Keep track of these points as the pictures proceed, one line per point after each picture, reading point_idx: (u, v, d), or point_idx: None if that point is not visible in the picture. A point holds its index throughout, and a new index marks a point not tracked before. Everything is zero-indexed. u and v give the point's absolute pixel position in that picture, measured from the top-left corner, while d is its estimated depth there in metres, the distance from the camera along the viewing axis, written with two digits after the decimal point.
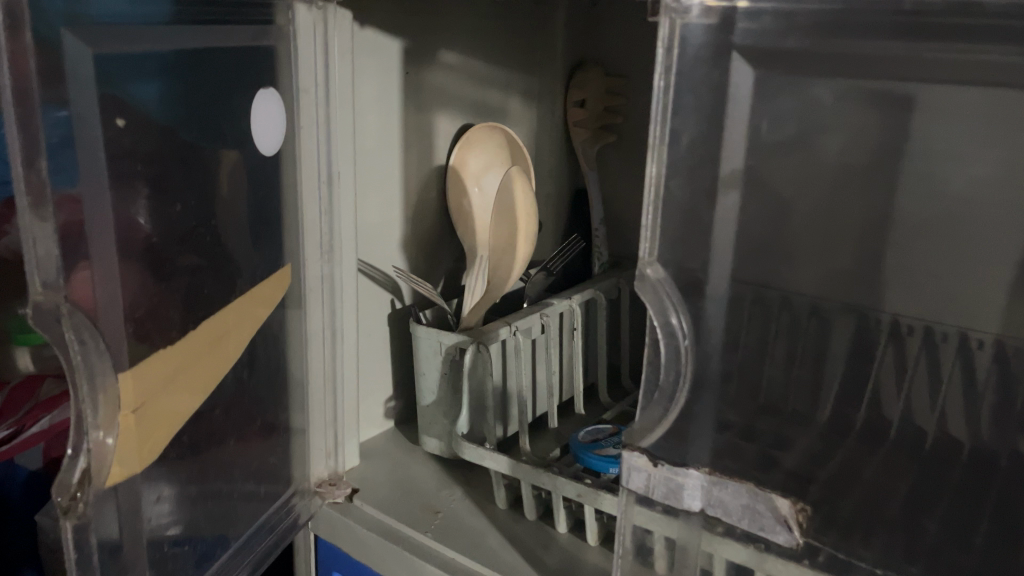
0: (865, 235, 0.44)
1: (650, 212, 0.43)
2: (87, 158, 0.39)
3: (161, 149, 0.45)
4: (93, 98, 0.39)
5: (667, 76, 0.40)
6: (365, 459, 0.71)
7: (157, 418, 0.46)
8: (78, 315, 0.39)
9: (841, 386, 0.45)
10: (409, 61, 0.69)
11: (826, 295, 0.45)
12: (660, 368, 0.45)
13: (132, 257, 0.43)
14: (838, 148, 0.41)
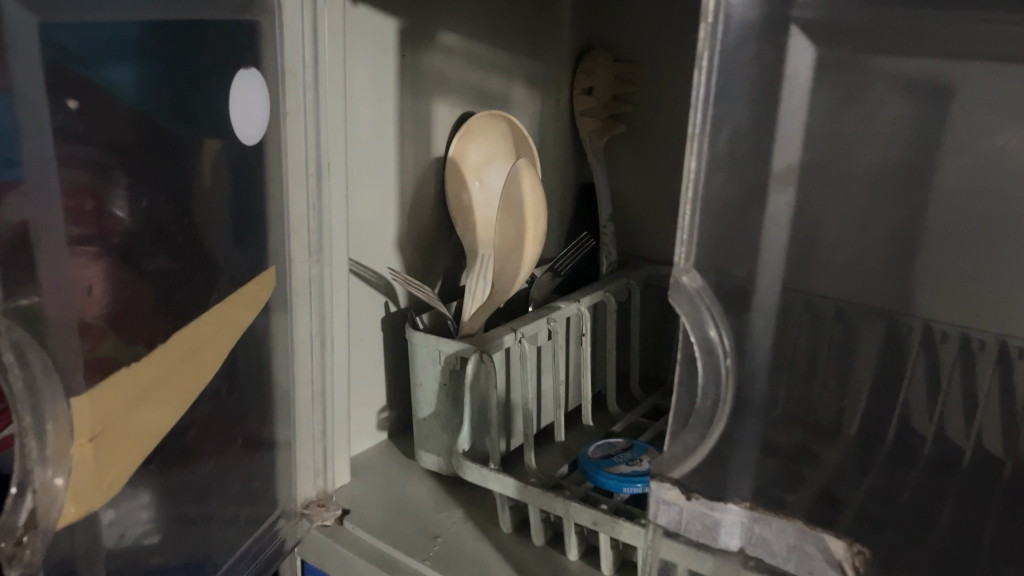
0: (894, 248, 0.37)
1: (688, 210, 0.37)
2: (31, 143, 0.33)
3: (126, 135, 0.40)
4: (36, 75, 0.33)
5: (711, 56, 0.35)
6: (357, 475, 0.66)
7: (122, 445, 0.40)
8: (19, 331, 0.33)
9: (879, 409, 0.39)
10: (406, 43, 0.63)
11: (857, 306, 0.38)
12: (697, 390, 0.39)
13: (88, 260, 0.37)
14: (875, 139, 0.35)
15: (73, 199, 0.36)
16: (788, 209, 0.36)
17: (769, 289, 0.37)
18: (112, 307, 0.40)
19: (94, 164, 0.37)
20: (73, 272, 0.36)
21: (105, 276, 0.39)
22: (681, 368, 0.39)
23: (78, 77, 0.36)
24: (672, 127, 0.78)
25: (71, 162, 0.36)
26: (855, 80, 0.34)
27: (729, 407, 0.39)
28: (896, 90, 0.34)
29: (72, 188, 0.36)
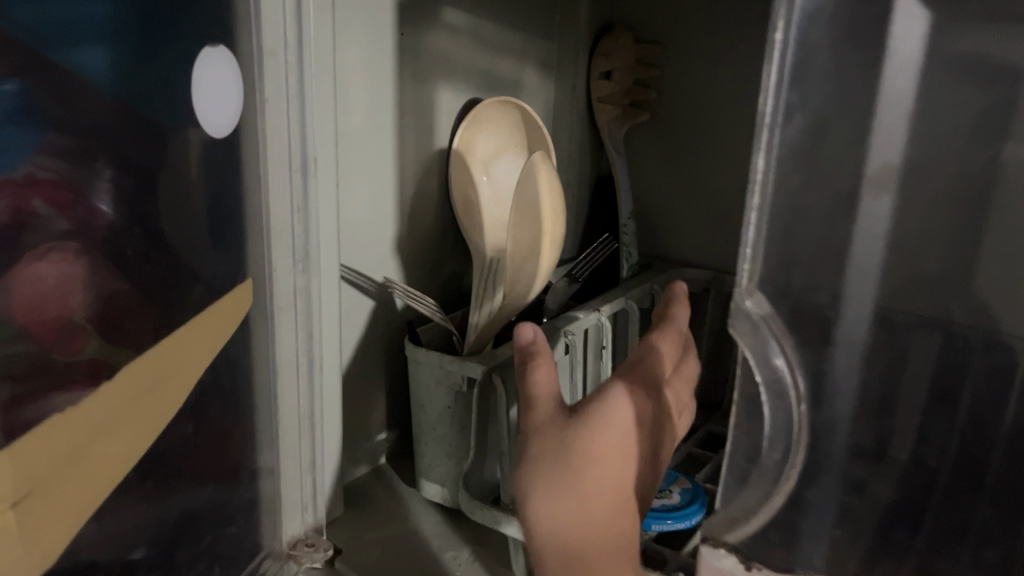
0: (962, 253, 0.29)
1: (755, 218, 0.30)
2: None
3: (100, 125, 0.36)
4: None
5: (787, 27, 0.28)
6: (352, 508, 0.59)
7: (60, 509, 0.34)
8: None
9: (974, 475, 0.29)
10: (405, 20, 0.56)
11: (923, 347, 0.29)
12: (764, 441, 0.32)
13: (61, 261, 0.35)
14: (950, 131, 0.27)
15: (43, 200, 0.33)
16: (884, 221, 0.29)
17: (857, 321, 0.30)
18: (92, 310, 0.37)
19: (74, 156, 0.35)
20: (38, 273, 0.33)
21: (84, 274, 0.36)
22: (739, 412, 0.32)
23: (38, 65, 0.32)
24: (699, 116, 0.71)
25: (48, 156, 0.33)
26: (977, 62, 0.27)
27: (802, 463, 0.31)
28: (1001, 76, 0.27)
29: (44, 188, 0.33)
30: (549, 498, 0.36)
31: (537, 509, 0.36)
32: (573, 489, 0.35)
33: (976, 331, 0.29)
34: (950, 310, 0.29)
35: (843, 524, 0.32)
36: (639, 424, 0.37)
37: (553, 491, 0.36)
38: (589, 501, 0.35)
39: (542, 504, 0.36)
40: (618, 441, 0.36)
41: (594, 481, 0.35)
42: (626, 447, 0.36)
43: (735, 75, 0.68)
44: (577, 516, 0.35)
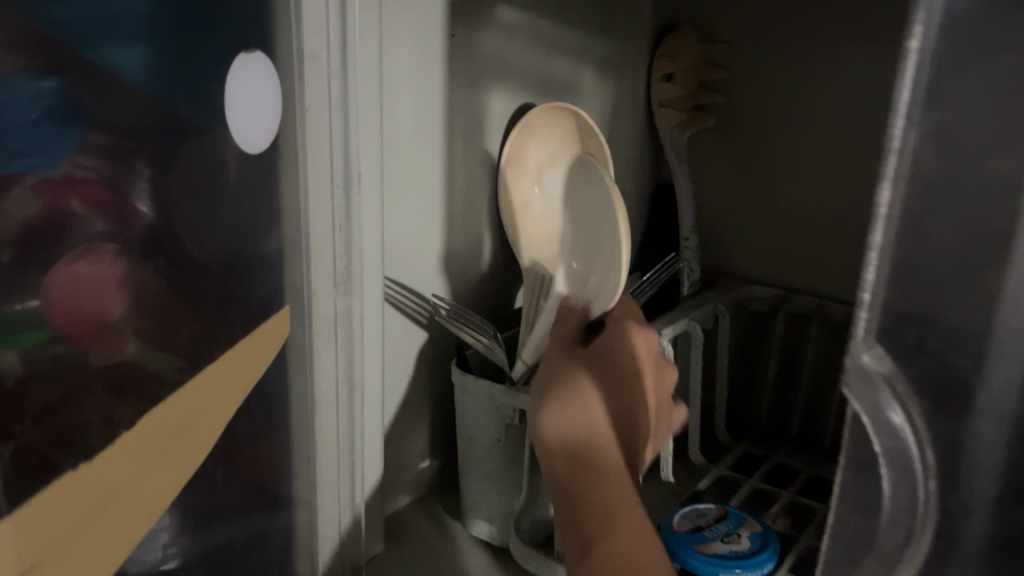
0: None
1: (875, 261, 0.25)
2: (30, 141, 0.31)
3: (144, 127, 0.35)
4: (18, 64, 0.30)
5: (926, 31, 0.23)
6: (394, 541, 0.55)
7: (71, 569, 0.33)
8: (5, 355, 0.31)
9: None
10: (456, 18, 0.52)
11: None
12: (881, 518, 0.27)
13: (99, 263, 0.34)
14: None
15: (80, 200, 0.33)
16: None
17: (1006, 385, 0.24)
18: (135, 315, 0.36)
19: (116, 155, 0.35)
20: (71, 279, 0.33)
21: (126, 278, 0.36)
22: (844, 478, 0.28)
23: (83, 68, 0.33)
24: (771, 122, 0.65)
25: (87, 154, 0.33)
26: None
27: (927, 546, 0.27)
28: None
29: (82, 188, 0.33)
30: (546, 411, 0.41)
31: (540, 424, 0.41)
32: (577, 399, 0.40)
33: None
34: None
35: None
36: (627, 358, 0.43)
37: (548, 406, 0.41)
38: (581, 415, 0.40)
39: (541, 419, 0.41)
40: (604, 370, 0.42)
41: (581, 397, 0.41)
42: (609, 377, 0.42)
43: (810, 77, 0.63)
44: (573, 428, 0.40)
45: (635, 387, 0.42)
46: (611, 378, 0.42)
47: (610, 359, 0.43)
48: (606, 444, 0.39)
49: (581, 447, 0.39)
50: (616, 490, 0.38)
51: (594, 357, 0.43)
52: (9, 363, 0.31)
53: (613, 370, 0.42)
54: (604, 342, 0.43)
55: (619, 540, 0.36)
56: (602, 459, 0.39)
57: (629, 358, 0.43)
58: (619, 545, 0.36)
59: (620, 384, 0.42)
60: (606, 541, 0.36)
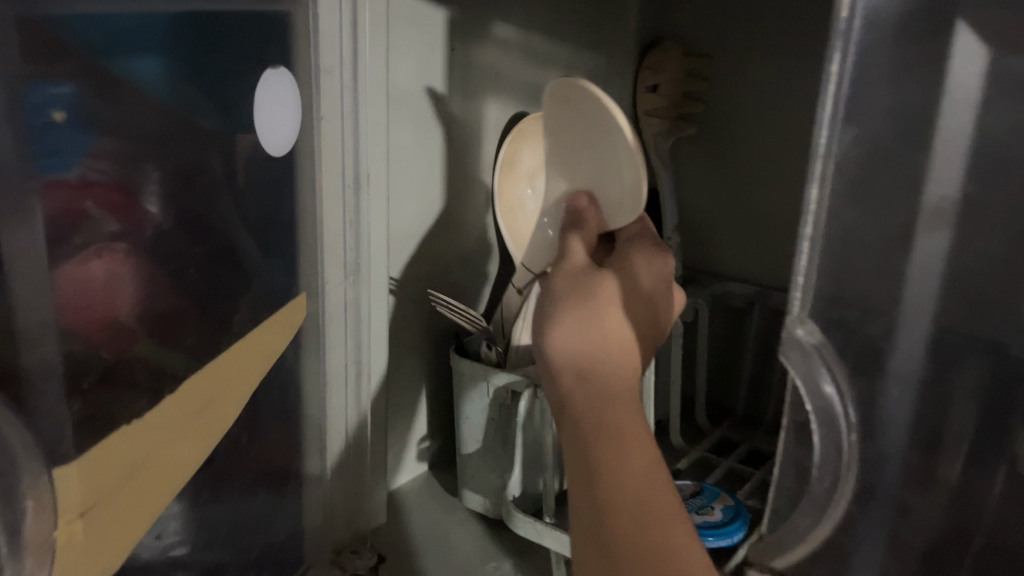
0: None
1: (806, 248, 0.31)
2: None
3: (158, 138, 0.34)
4: (34, 65, 0.29)
5: (842, 60, 0.28)
6: (395, 515, 0.60)
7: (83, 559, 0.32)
8: (25, 360, 0.29)
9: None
10: (456, 35, 0.57)
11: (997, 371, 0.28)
12: (813, 468, 0.32)
13: (111, 261, 0.32)
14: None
15: (96, 202, 0.31)
16: (941, 256, 0.28)
17: (910, 353, 0.29)
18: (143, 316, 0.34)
19: (125, 159, 0.33)
20: (99, 272, 0.32)
21: (136, 278, 0.34)
22: (787, 436, 0.33)
23: (95, 68, 0.31)
24: (745, 129, 0.70)
25: (100, 158, 0.31)
26: None
27: (851, 494, 0.31)
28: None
29: (98, 191, 0.31)
30: (562, 320, 0.34)
31: (551, 336, 0.33)
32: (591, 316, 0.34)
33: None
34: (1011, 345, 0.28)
35: (892, 555, 0.31)
36: (655, 270, 0.38)
37: (565, 314, 0.34)
38: (604, 319, 0.34)
39: (553, 331, 0.34)
40: (630, 282, 0.36)
41: (607, 302, 0.34)
42: (622, 295, 0.35)
43: (778, 87, 0.67)
44: (586, 337, 0.33)
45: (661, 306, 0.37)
46: (638, 289, 0.36)
47: (637, 272, 0.37)
48: (628, 355, 0.33)
49: (602, 351, 0.33)
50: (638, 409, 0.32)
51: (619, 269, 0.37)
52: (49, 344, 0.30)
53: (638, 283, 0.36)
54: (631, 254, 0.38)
55: (634, 457, 0.30)
56: (628, 367, 0.33)
57: (657, 273, 0.38)
58: (633, 466, 0.30)
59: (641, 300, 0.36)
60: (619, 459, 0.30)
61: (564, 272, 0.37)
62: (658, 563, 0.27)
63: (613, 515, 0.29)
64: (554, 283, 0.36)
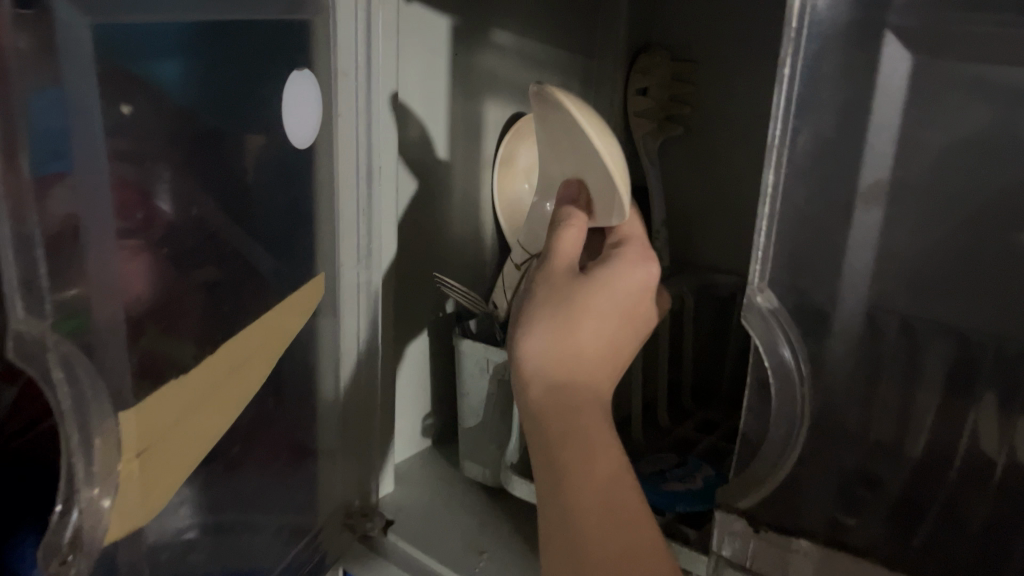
0: (960, 259, 0.33)
1: (764, 226, 0.35)
2: (44, 149, 0.29)
3: (179, 140, 0.37)
4: (68, 76, 0.30)
5: (793, 63, 0.33)
6: (400, 484, 0.65)
7: (128, 505, 0.35)
8: (70, 345, 0.31)
9: (964, 454, 0.33)
10: (458, 41, 0.62)
11: (930, 329, 0.34)
12: (770, 417, 0.38)
13: (146, 255, 0.35)
14: (947, 154, 0.32)
15: (118, 201, 0.33)
16: (875, 232, 0.34)
17: (852, 313, 0.35)
18: (155, 302, 0.36)
19: (139, 157, 0.34)
20: (128, 269, 0.34)
21: (151, 263, 0.36)
22: (751, 394, 0.38)
23: (117, 77, 0.32)
24: (728, 130, 0.75)
25: (121, 160, 0.33)
26: (976, 84, 0.31)
27: (805, 438, 0.37)
28: (1007, 101, 0.30)
29: (119, 190, 0.33)
30: (536, 330, 0.41)
31: (524, 342, 0.41)
32: (564, 326, 0.41)
33: (957, 327, 0.33)
34: (937, 306, 0.33)
35: (839, 490, 0.37)
36: (630, 287, 0.43)
37: (542, 327, 0.41)
38: (572, 337, 0.41)
39: (527, 336, 0.41)
40: (605, 299, 0.42)
41: (577, 324, 0.41)
42: (598, 308, 0.41)
43: (760, 91, 0.72)
44: (557, 349, 0.40)
45: (628, 315, 0.43)
46: (610, 306, 0.42)
47: (613, 290, 0.42)
48: (587, 372, 0.41)
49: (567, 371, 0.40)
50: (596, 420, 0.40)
51: (598, 284, 0.42)
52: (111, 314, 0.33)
53: (610, 301, 0.42)
54: (611, 269, 0.43)
55: (599, 461, 0.39)
56: (586, 384, 0.41)
57: (630, 289, 0.43)
58: (597, 470, 0.39)
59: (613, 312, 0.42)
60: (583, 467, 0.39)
61: (545, 277, 0.42)
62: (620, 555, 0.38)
63: (573, 513, 0.39)
64: (537, 288, 0.42)
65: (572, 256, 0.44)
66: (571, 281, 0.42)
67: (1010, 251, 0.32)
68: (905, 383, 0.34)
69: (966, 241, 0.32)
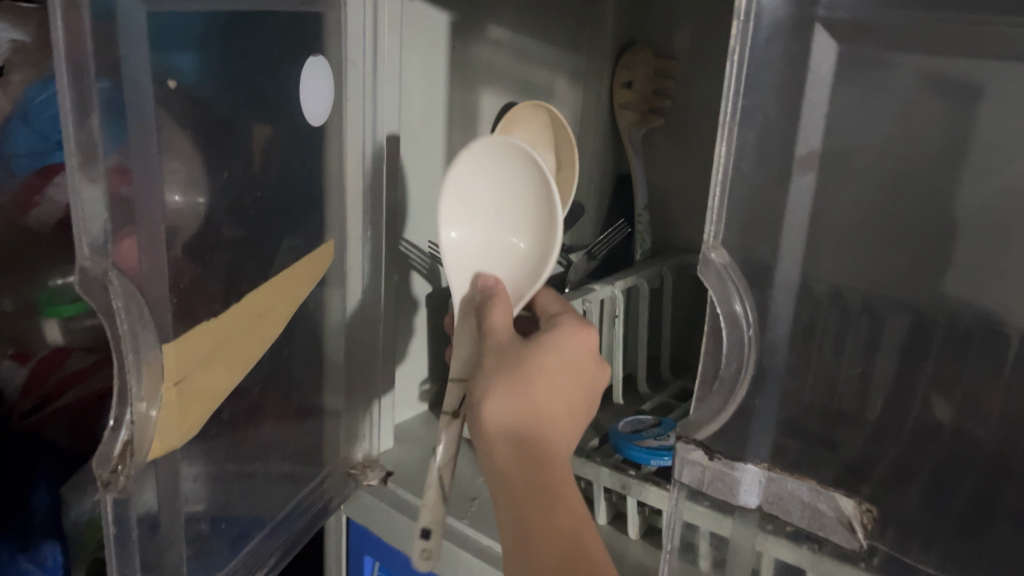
0: (892, 217, 0.39)
1: (718, 191, 0.42)
2: (107, 119, 0.34)
3: (211, 115, 0.42)
4: (121, 52, 0.35)
5: (742, 50, 0.39)
6: (399, 442, 0.71)
7: (167, 427, 0.41)
8: (126, 282, 0.36)
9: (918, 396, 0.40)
10: (457, 35, 0.68)
11: (866, 285, 0.40)
12: (721, 358, 0.44)
13: (184, 211, 0.41)
14: (879, 130, 0.38)
15: (164, 160, 0.39)
16: (810, 192, 0.40)
17: (790, 267, 0.42)
18: (190, 250, 0.42)
19: (167, 125, 0.39)
20: (164, 226, 0.39)
21: (184, 216, 0.41)
22: (710, 338, 0.44)
23: (157, 61, 0.37)
24: (704, 122, 0.81)
25: (169, 126, 0.39)
26: (893, 70, 0.37)
27: (751, 375, 0.44)
28: (943, 94, 0.36)
29: (164, 152, 0.39)
30: (495, 395, 0.49)
31: (485, 409, 0.48)
32: (518, 391, 0.48)
33: (879, 278, 0.40)
34: (859, 255, 0.40)
35: (781, 417, 0.44)
36: (571, 346, 0.52)
37: (502, 389, 0.49)
38: (525, 399, 0.48)
39: (486, 403, 0.49)
40: (549, 359, 0.50)
41: (530, 384, 0.49)
42: (540, 373, 0.50)
43: None
44: (516, 412, 0.48)
45: (577, 371, 0.52)
46: (556, 362, 0.50)
47: (556, 349, 0.51)
48: (543, 422, 0.49)
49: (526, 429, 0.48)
50: (554, 469, 0.47)
51: (541, 349, 0.51)
52: (159, 258, 0.39)
53: (555, 359, 0.51)
54: (550, 336, 0.52)
55: (558, 518, 0.45)
56: (543, 433, 0.49)
57: (572, 348, 0.52)
58: (556, 526, 0.45)
59: (555, 374, 0.50)
60: (549, 518, 0.45)
61: (494, 349, 0.51)
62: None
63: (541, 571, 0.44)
64: (488, 361, 0.51)
65: (507, 327, 0.53)
66: (516, 349, 0.51)
67: (924, 213, 0.38)
68: (834, 322, 0.41)
69: (892, 207, 0.38)
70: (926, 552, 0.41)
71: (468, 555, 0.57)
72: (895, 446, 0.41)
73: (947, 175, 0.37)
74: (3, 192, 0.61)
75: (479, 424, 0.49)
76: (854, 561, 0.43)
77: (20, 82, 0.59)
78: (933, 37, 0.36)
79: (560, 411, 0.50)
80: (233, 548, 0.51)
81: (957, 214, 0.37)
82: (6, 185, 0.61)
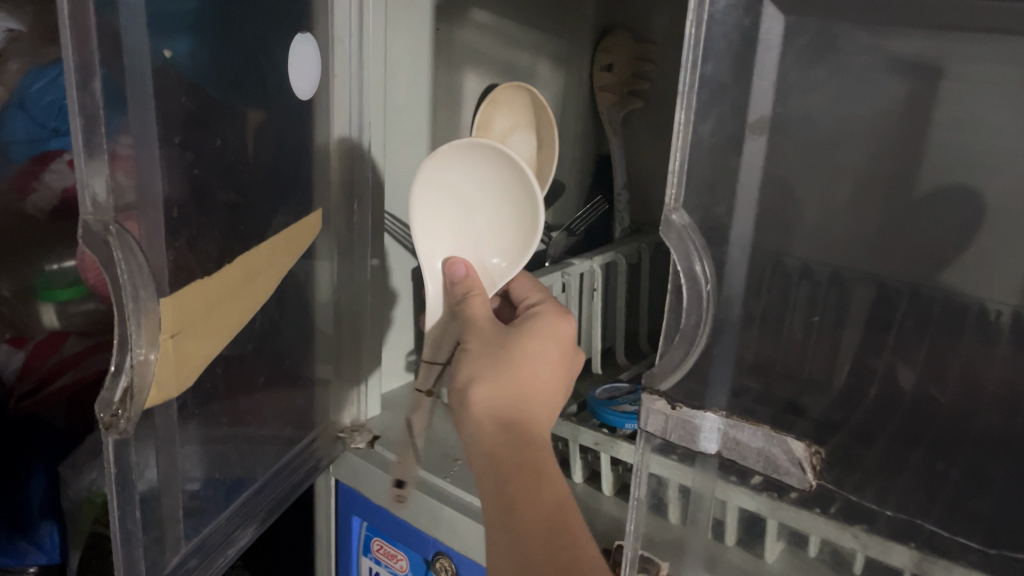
0: (852, 185, 0.41)
1: (678, 155, 0.45)
2: (108, 84, 0.37)
3: (206, 85, 0.45)
4: (121, 21, 0.37)
5: (699, 21, 0.42)
6: (386, 409, 0.74)
7: (164, 377, 0.43)
8: (126, 236, 0.39)
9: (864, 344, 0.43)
10: (440, 18, 0.71)
11: (827, 250, 0.43)
12: (683, 312, 0.47)
13: (180, 173, 0.43)
14: (838, 103, 0.40)
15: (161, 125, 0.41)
16: (760, 154, 0.43)
17: (743, 225, 0.45)
18: (187, 211, 0.44)
19: (166, 92, 0.42)
20: (161, 185, 0.42)
21: (180, 179, 0.43)
22: (673, 296, 0.47)
23: (155, 32, 0.40)
24: None
25: (167, 93, 0.41)
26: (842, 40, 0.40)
27: (709, 327, 0.47)
28: (906, 73, 0.39)
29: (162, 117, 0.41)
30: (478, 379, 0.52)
31: (471, 393, 0.52)
32: (498, 373, 0.52)
33: (833, 240, 0.43)
34: (809, 215, 0.43)
35: (739, 368, 0.47)
36: (552, 333, 0.56)
37: (483, 373, 0.52)
38: (506, 381, 0.52)
39: (473, 387, 0.52)
40: (529, 342, 0.54)
41: (510, 366, 0.53)
42: (518, 355, 0.53)
43: None
44: (498, 394, 0.52)
45: (557, 356, 0.55)
46: (537, 348, 0.54)
47: (536, 336, 0.55)
48: (526, 403, 0.52)
49: (509, 408, 0.51)
50: (536, 449, 0.50)
51: (521, 335, 0.55)
52: (156, 215, 0.42)
53: (535, 343, 0.54)
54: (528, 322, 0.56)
55: (539, 490, 0.47)
56: (526, 414, 0.51)
57: (550, 333, 0.56)
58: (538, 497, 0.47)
59: (534, 356, 0.54)
60: (531, 492, 0.47)
61: (475, 337, 0.55)
62: (569, 563, 0.43)
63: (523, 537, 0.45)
64: (472, 349, 0.55)
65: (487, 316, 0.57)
66: (500, 337, 0.55)
67: (878, 179, 0.41)
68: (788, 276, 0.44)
69: (849, 178, 0.41)
70: (876, 491, 0.45)
71: (449, 510, 0.60)
72: (848, 392, 0.44)
73: (908, 148, 0.40)
74: (2, 178, 0.68)
75: (465, 408, 0.52)
76: (809, 507, 0.47)
77: (17, 72, 0.65)
78: (877, 10, 0.38)
79: (540, 390, 0.53)
80: (227, 499, 0.54)
81: (912, 184, 0.40)
82: (5, 171, 0.68)
